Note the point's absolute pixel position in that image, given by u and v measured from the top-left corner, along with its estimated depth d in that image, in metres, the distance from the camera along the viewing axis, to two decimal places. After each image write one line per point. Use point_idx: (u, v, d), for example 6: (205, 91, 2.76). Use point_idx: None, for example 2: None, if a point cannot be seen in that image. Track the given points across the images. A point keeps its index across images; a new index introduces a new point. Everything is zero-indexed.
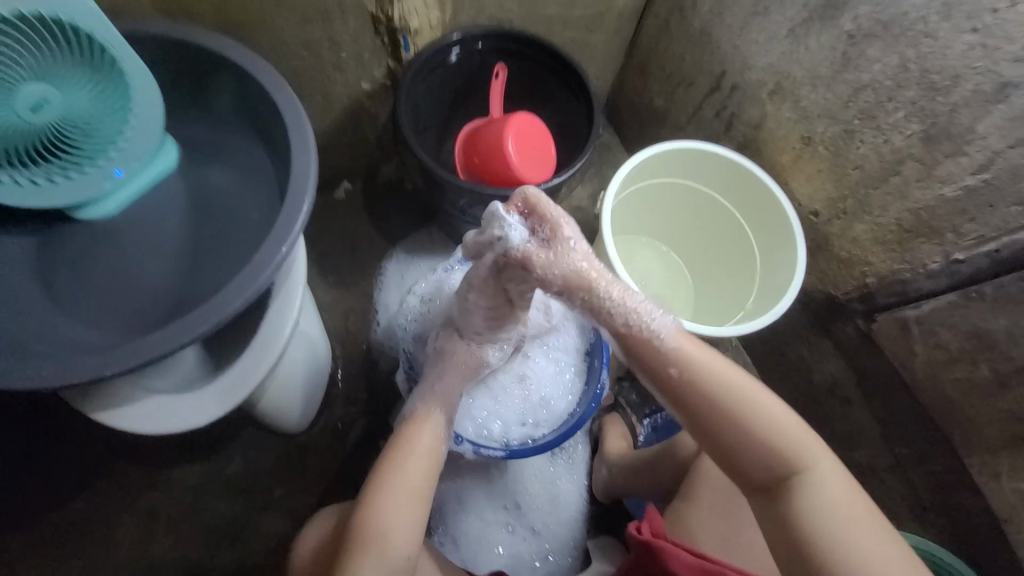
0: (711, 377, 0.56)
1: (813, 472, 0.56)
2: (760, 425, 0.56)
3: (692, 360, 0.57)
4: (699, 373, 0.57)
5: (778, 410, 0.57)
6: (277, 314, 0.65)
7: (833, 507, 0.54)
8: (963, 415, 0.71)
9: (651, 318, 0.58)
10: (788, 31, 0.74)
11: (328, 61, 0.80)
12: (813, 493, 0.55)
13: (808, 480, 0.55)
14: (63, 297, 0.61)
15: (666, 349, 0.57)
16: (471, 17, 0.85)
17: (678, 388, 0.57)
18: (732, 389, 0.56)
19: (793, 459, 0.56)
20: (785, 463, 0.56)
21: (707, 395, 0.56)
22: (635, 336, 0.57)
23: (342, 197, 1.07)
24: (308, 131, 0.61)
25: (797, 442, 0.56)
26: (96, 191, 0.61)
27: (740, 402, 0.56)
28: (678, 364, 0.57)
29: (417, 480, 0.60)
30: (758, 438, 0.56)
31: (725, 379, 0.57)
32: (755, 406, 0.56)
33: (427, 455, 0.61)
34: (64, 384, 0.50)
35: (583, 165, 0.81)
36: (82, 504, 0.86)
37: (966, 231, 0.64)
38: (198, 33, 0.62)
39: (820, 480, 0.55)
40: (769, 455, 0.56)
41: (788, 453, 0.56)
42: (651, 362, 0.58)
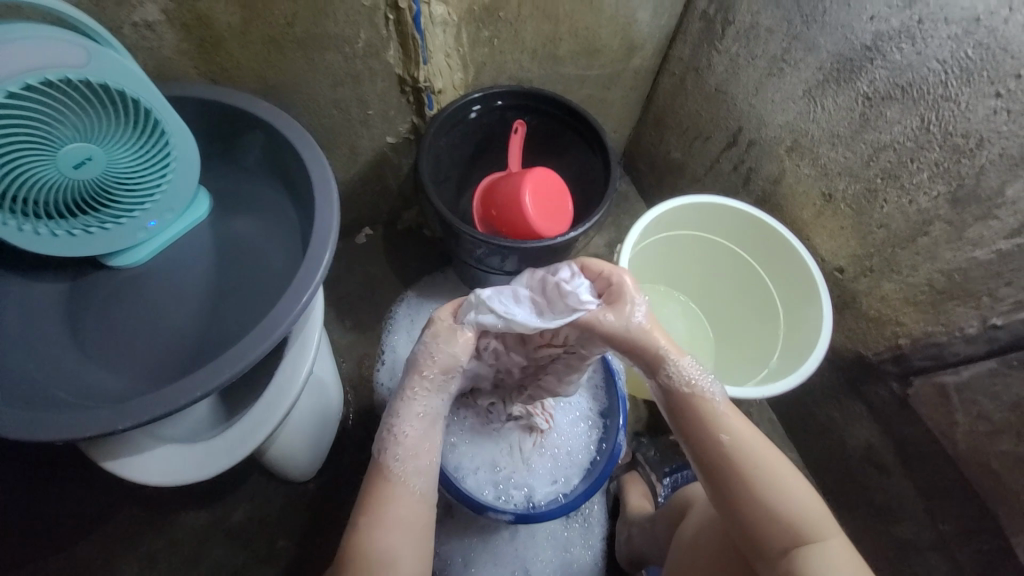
0: (751, 454, 0.55)
1: (830, 549, 0.52)
2: (783, 503, 0.53)
3: (738, 433, 0.56)
4: (737, 448, 0.55)
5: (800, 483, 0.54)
6: (292, 363, 0.66)
7: None
8: (1011, 492, 0.65)
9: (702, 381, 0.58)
10: (804, 91, 0.75)
11: (356, 117, 0.84)
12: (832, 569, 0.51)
13: (828, 556, 0.51)
14: (87, 343, 0.62)
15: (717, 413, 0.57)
16: (492, 77, 0.89)
17: (716, 449, 0.55)
18: (768, 459, 0.54)
19: (811, 532, 0.52)
20: (803, 536, 0.52)
21: (744, 460, 0.54)
22: (683, 400, 0.57)
23: (363, 241, 1.09)
24: (332, 185, 0.63)
25: (816, 517, 0.53)
26: (129, 241, 0.63)
27: (773, 476, 0.54)
28: (727, 431, 0.56)
29: (405, 541, 0.53)
30: (778, 508, 0.53)
31: (764, 454, 0.55)
32: (782, 477, 0.54)
33: (413, 508, 0.54)
34: (80, 436, 0.50)
35: (600, 218, 0.82)
36: (84, 548, 0.85)
37: (1002, 295, 0.61)
38: (238, 96, 0.66)
39: (837, 558, 0.52)
40: (786, 525, 0.53)
41: (808, 527, 0.53)
42: (695, 426, 0.57)
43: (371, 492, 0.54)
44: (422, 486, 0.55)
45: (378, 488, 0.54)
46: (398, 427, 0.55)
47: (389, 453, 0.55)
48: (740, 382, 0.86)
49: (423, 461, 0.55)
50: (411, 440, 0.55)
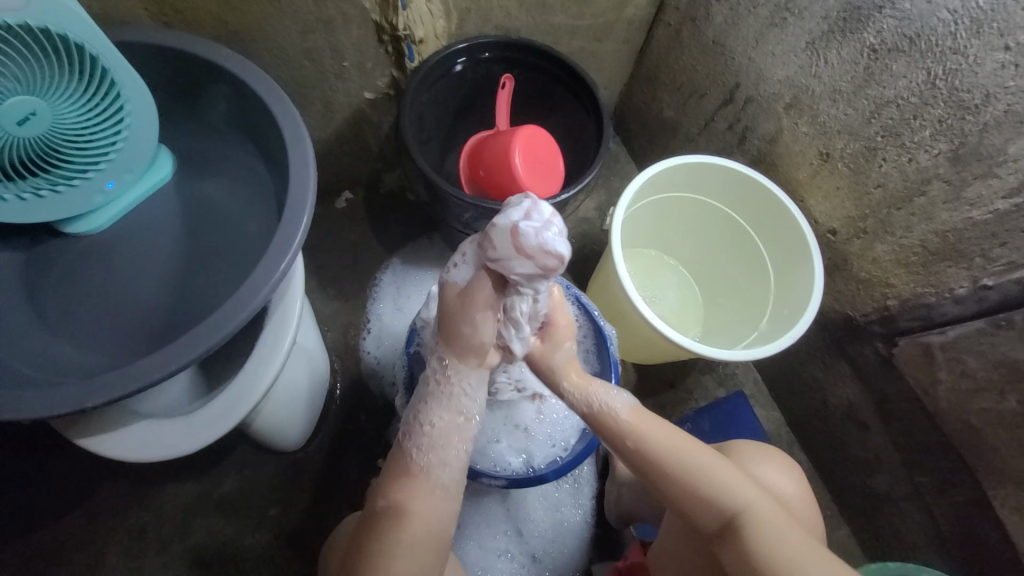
0: (656, 449, 0.57)
1: (765, 515, 0.53)
2: (707, 486, 0.55)
3: (638, 433, 0.58)
4: (651, 444, 0.57)
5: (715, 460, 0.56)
6: (273, 334, 0.63)
7: (786, 544, 0.52)
8: (985, 444, 0.68)
9: (602, 395, 0.60)
10: (807, 44, 0.71)
11: (331, 70, 0.77)
12: (766, 536, 0.52)
13: (756, 524, 0.53)
14: (51, 317, 0.58)
15: (621, 421, 0.59)
16: (477, 26, 0.83)
17: (633, 456, 0.58)
18: (679, 452, 0.57)
19: (740, 505, 0.55)
20: (733, 512, 0.55)
21: (655, 458, 0.57)
22: (595, 418, 0.60)
23: (342, 206, 1.04)
24: (308, 142, 0.58)
25: (738, 488, 0.56)
26: (85, 205, 0.58)
27: (691, 465, 0.56)
28: (633, 436, 0.58)
29: (433, 528, 0.53)
30: (706, 491, 0.55)
31: (678, 444, 0.57)
32: (699, 462, 0.56)
33: (453, 488, 0.54)
34: (48, 414, 0.47)
35: (592, 178, 0.78)
36: (70, 523, 0.83)
37: (994, 255, 0.62)
38: (196, 42, 0.60)
39: (769, 522, 0.54)
40: (713, 506, 0.55)
41: (730, 499, 0.55)
42: (609, 437, 0.59)
43: (391, 484, 0.54)
44: (456, 465, 0.54)
45: (403, 472, 0.54)
46: (427, 423, 0.54)
47: (414, 441, 0.54)
48: (731, 345, 0.86)
49: (449, 455, 0.54)
50: (438, 422, 0.54)
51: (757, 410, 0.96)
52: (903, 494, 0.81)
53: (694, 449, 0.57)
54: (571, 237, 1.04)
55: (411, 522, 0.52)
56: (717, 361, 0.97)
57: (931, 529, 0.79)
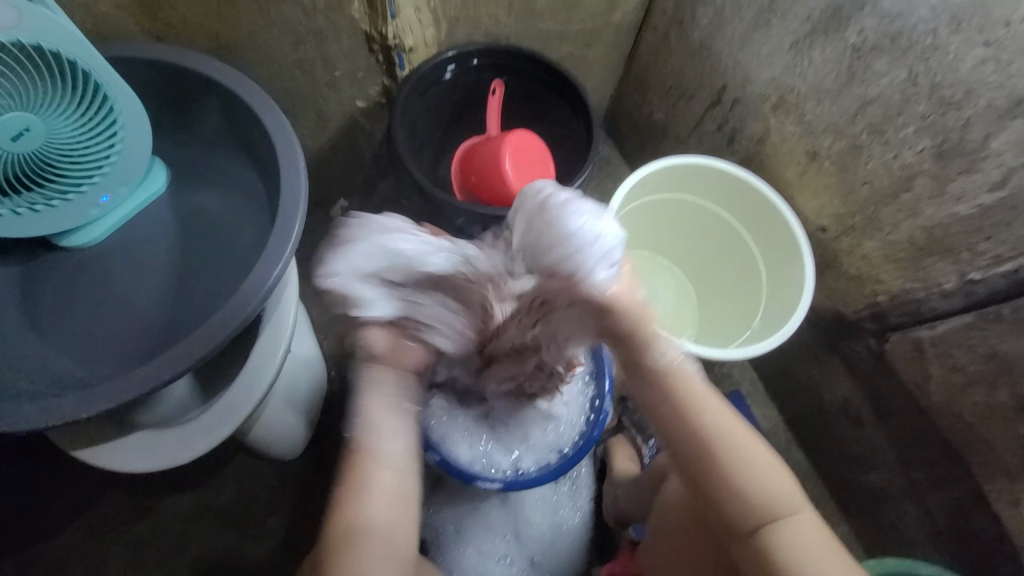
0: (722, 437, 0.53)
1: (801, 523, 0.53)
2: (761, 485, 0.52)
3: (705, 417, 0.53)
4: (713, 430, 0.53)
5: (770, 463, 0.53)
6: (268, 342, 0.63)
7: (816, 553, 0.52)
8: (979, 438, 0.68)
9: (680, 362, 0.54)
10: (791, 44, 0.72)
11: (322, 80, 0.78)
12: (804, 543, 0.52)
13: (796, 531, 0.52)
14: (48, 330, 0.59)
15: (695, 395, 0.53)
16: (466, 33, 0.84)
17: (692, 439, 0.53)
18: (740, 445, 0.53)
19: (782, 509, 0.53)
20: (772, 514, 0.52)
21: (714, 444, 0.53)
22: (665, 384, 0.53)
23: (337, 214, 1.05)
24: (299, 151, 0.59)
25: (785, 492, 0.53)
26: (80, 219, 0.59)
27: (750, 462, 0.53)
28: (707, 414, 0.53)
29: (389, 520, 0.53)
30: (754, 491, 0.52)
31: (739, 437, 0.54)
32: (756, 459, 0.53)
33: (396, 476, 0.54)
34: (43, 426, 0.48)
35: (582, 181, 0.79)
36: (70, 535, 0.84)
37: (981, 249, 0.62)
38: (187, 55, 0.61)
39: (803, 531, 0.52)
40: (755, 505, 0.52)
41: (779, 504, 0.53)
42: (673, 413, 0.53)
43: (351, 472, 0.53)
44: (400, 449, 0.54)
45: (353, 462, 0.53)
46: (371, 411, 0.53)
47: (364, 429, 0.53)
48: (725, 344, 0.87)
49: (392, 436, 0.54)
50: (374, 402, 0.54)
51: (754, 408, 0.96)
52: (900, 489, 0.81)
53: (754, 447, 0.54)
54: None
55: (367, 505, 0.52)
56: (713, 360, 0.98)
57: (929, 524, 0.79)
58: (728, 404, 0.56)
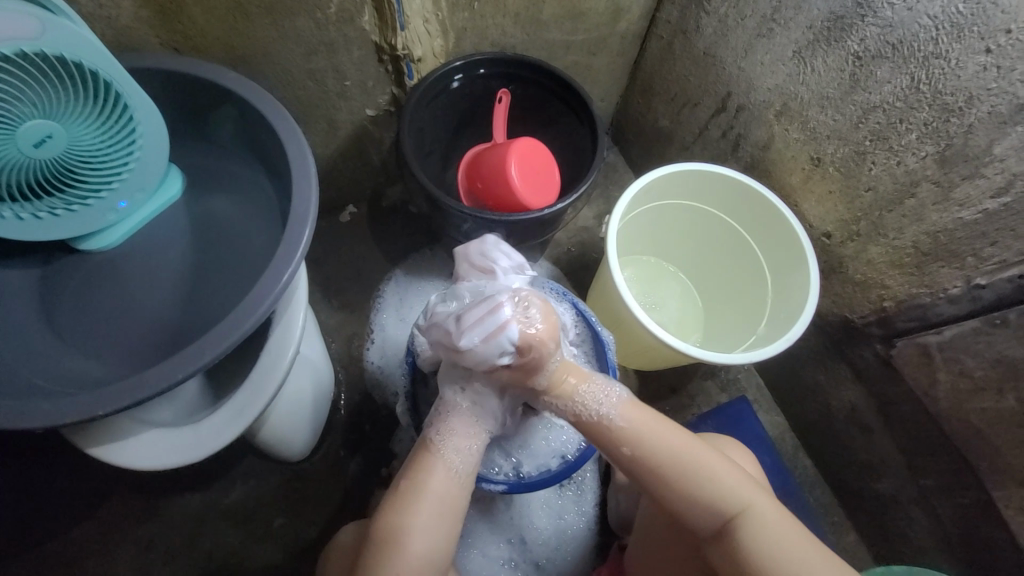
0: (658, 451, 0.58)
1: (758, 514, 0.56)
2: (706, 486, 0.57)
3: (639, 438, 0.59)
4: (645, 449, 0.59)
5: (713, 465, 0.58)
6: (278, 345, 0.64)
7: (778, 543, 0.54)
8: (989, 445, 0.67)
9: (591, 399, 0.61)
10: (794, 53, 0.73)
11: (333, 89, 0.80)
12: (761, 535, 0.55)
13: (754, 524, 0.55)
14: (65, 330, 0.60)
15: (614, 427, 0.60)
16: (474, 44, 0.86)
17: (628, 462, 0.59)
18: (676, 454, 0.58)
19: (734, 505, 0.56)
20: (725, 511, 0.56)
21: (649, 464, 0.58)
22: (586, 422, 0.61)
23: (347, 220, 1.07)
24: (309, 158, 0.60)
25: (737, 488, 0.57)
26: (99, 223, 0.61)
27: (696, 467, 0.58)
28: (628, 442, 0.59)
29: (434, 533, 0.56)
30: (701, 495, 0.57)
31: (675, 447, 0.59)
32: (695, 463, 0.58)
33: (453, 492, 0.58)
34: (61, 422, 0.50)
35: (587, 187, 0.80)
36: (81, 533, 0.85)
37: (986, 255, 0.62)
38: (204, 65, 0.63)
39: (764, 522, 0.56)
40: (710, 506, 0.57)
41: (731, 501, 0.57)
42: (604, 445, 0.60)
43: (410, 469, 0.59)
44: (462, 469, 0.59)
45: (420, 468, 0.58)
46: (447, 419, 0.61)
47: (438, 439, 0.60)
48: (730, 350, 0.87)
49: (462, 446, 0.60)
50: (458, 421, 0.61)
51: (760, 415, 0.96)
52: (909, 497, 0.80)
53: (692, 454, 0.58)
54: (570, 246, 1.06)
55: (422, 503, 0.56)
56: (718, 366, 0.98)
57: (938, 533, 0.78)
58: (662, 416, 0.61)
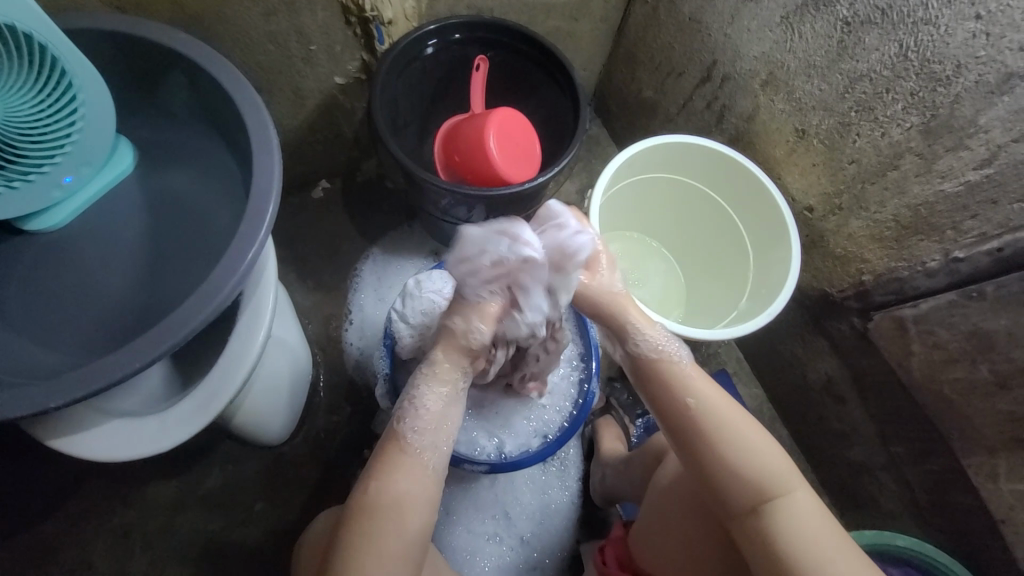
0: (721, 416, 0.57)
1: (797, 502, 0.55)
2: (753, 461, 0.55)
3: (708, 398, 0.57)
4: (708, 409, 0.57)
5: (763, 444, 0.56)
6: (246, 328, 0.61)
7: (811, 533, 0.54)
8: (959, 413, 0.70)
9: (665, 349, 0.60)
10: (781, 18, 0.71)
11: (298, 54, 0.75)
12: (794, 522, 0.54)
13: (791, 509, 0.54)
14: (13, 317, 0.56)
15: (683, 380, 0.58)
16: (448, 6, 0.81)
17: (683, 418, 0.57)
18: (732, 422, 0.57)
19: (778, 487, 0.55)
20: (768, 491, 0.55)
21: (705, 423, 0.57)
22: (653, 368, 0.59)
23: (319, 196, 1.02)
24: (271, 128, 0.56)
25: (781, 473, 0.56)
26: (43, 201, 0.56)
27: (749, 440, 0.56)
28: (694, 395, 0.58)
29: (409, 527, 0.53)
30: (747, 468, 0.55)
31: (734, 418, 0.57)
32: (747, 437, 0.56)
33: (426, 485, 0.54)
34: (13, 416, 0.46)
35: (569, 160, 0.78)
36: (53, 524, 0.83)
37: (966, 228, 0.62)
38: (149, 25, 0.57)
39: (802, 509, 0.55)
40: (750, 484, 0.55)
41: (773, 483, 0.55)
42: (666, 396, 0.59)
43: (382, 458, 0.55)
44: (438, 464, 0.55)
45: (393, 459, 0.54)
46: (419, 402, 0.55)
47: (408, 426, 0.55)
48: (712, 325, 0.87)
49: (437, 436, 0.55)
50: (430, 403, 0.55)
51: (740, 388, 0.97)
52: (880, 464, 0.83)
53: (747, 430, 0.57)
54: None
55: (393, 495, 0.52)
56: (699, 341, 0.98)
57: (907, 497, 0.81)
58: (723, 391, 0.59)
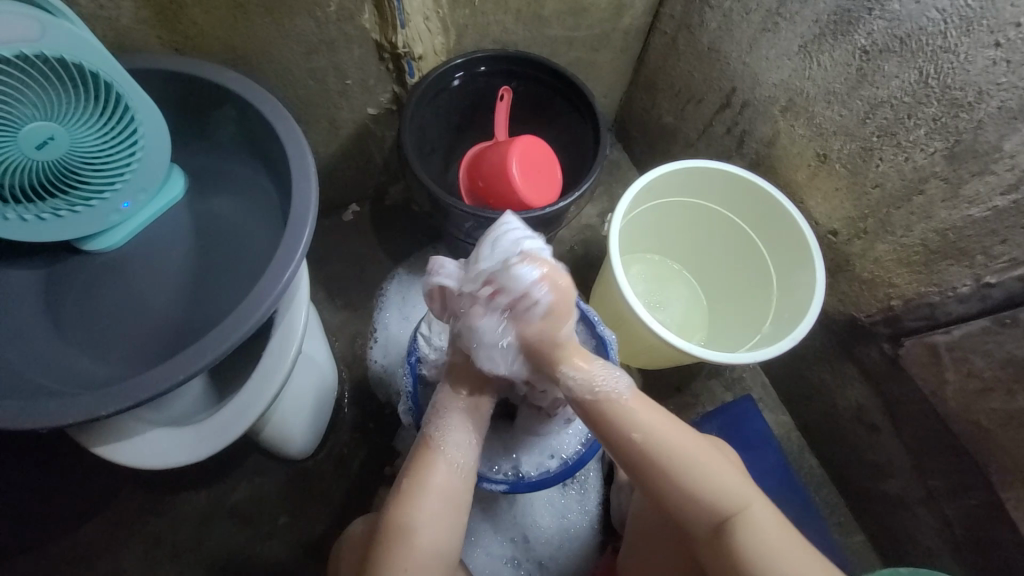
0: (663, 439, 0.57)
1: (755, 515, 0.55)
2: (702, 483, 0.55)
3: (646, 425, 0.57)
4: (651, 437, 0.57)
5: (710, 466, 0.56)
6: (279, 344, 0.64)
7: (774, 547, 0.53)
8: (999, 448, 0.66)
9: (603, 380, 0.59)
10: (799, 47, 0.72)
11: (334, 88, 0.80)
12: (755, 536, 0.54)
13: (749, 524, 0.54)
14: (70, 330, 0.61)
15: (621, 410, 0.58)
16: (475, 41, 0.86)
17: (629, 453, 0.57)
18: (676, 446, 0.56)
19: (732, 506, 0.55)
20: (723, 510, 0.55)
21: (649, 454, 0.56)
22: (591, 402, 0.58)
23: (349, 219, 1.07)
24: (309, 158, 0.60)
25: (736, 490, 0.56)
26: (102, 224, 0.61)
27: (695, 460, 0.56)
28: (637, 428, 0.57)
29: (451, 527, 0.56)
30: (698, 490, 0.55)
31: (677, 440, 0.57)
32: (695, 460, 0.56)
33: (453, 487, 0.57)
34: (66, 422, 0.50)
35: (590, 185, 0.79)
36: (90, 530, 0.86)
37: (996, 253, 0.61)
38: (203, 65, 0.63)
39: (761, 522, 0.54)
40: (708, 505, 0.55)
41: (726, 500, 0.55)
42: (608, 431, 0.58)
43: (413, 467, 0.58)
44: (462, 462, 0.58)
45: (421, 463, 0.57)
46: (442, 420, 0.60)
47: (436, 435, 0.59)
48: (735, 349, 0.86)
49: (461, 439, 0.59)
50: (454, 418, 0.60)
51: (765, 413, 0.95)
52: (917, 498, 0.79)
53: (692, 453, 0.57)
54: (574, 244, 1.05)
55: (432, 498, 0.56)
56: (723, 365, 0.97)
57: (947, 535, 0.77)
58: (669, 416, 0.59)
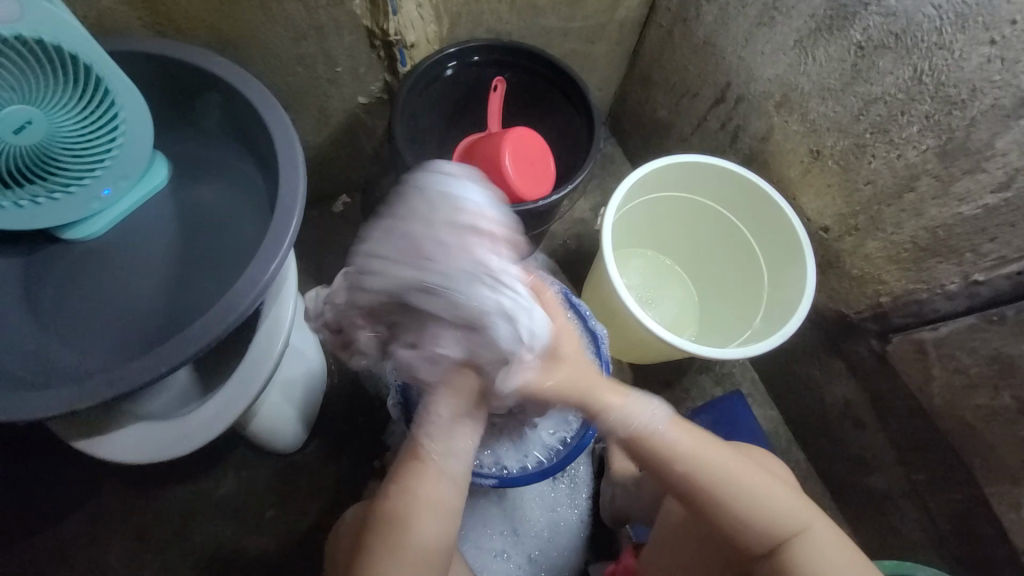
0: (716, 469, 0.56)
1: (813, 537, 0.56)
2: (764, 508, 0.56)
3: (694, 454, 0.56)
4: (702, 466, 0.56)
5: (770, 489, 0.56)
6: (265, 337, 0.63)
7: (831, 564, 0.55)
8: (984, 443, 0.67)
9: (641, 415, 0.57)
10: (794, 42, 0.72)
11: (324, 75, 0.78)
12: (813, 555, 0.56)
13: (808, 544, 0.56)
14: (48, 321, 0.59)
15: (669, 444, 0.56)
16: (468, 30, 0.84)
17: (688, 483, 0.56)
18: (733, 476, 0.56)
19: (794, 527, 0.56)
20: (785, 533, 0.56)
21: (707, 484, 0.56)
22: (637, 440, 0.57)
23: (339, 210, 1.05)
24: (297, 147, 0.59)
25: (796, 510, 0.56)
26: (82, 211, 0.59)
27: (752, 487, 0.56)
28: (690, 460, 0.56)
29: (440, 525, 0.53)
30: (759, 518, 0.56)
31: (730, 466, 0.56)
32: (754, 485, 0.56)
33: (444, 488, 0.54)
34: (42, 416, 0.49)
35: (583, 178, 0.79)
36: (72, 524, 0.85)
37: (985, 251, 0.61)
38: (188, 50, 0.61)
39: (820, 542, 0.56)
40: (767, 532, 0.56)
41: (787, 523, 0.56)
42: (660, 465, 0.57)
43: (405, 459, 0.55)
44: (455, 470, 0.54)
45: (413, 464, 0.54)
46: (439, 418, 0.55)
47: (428, 448, 0.54)
48: (726, 345, 0.86)
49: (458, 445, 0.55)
50: (446, 423, 0.54)
51: (755, 409, 0.96)
52: (901, 492, 0.80)
53: (749, 479, 0.56)
54: (566, 238, 1.05)
55: (414, 496, 0.53)
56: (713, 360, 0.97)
57: (930, 527, 0.78)
58: (718, 442, 0.58)
